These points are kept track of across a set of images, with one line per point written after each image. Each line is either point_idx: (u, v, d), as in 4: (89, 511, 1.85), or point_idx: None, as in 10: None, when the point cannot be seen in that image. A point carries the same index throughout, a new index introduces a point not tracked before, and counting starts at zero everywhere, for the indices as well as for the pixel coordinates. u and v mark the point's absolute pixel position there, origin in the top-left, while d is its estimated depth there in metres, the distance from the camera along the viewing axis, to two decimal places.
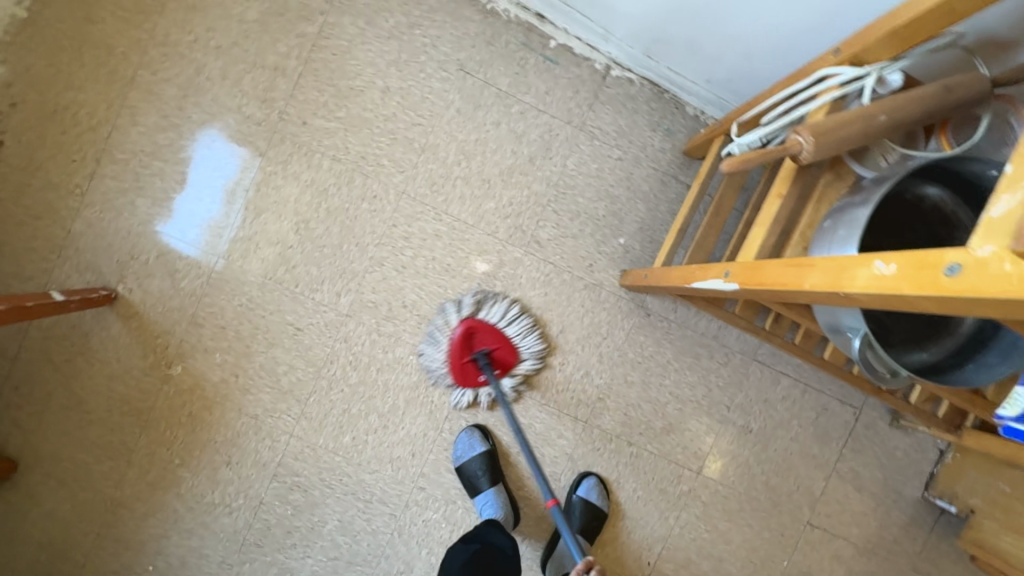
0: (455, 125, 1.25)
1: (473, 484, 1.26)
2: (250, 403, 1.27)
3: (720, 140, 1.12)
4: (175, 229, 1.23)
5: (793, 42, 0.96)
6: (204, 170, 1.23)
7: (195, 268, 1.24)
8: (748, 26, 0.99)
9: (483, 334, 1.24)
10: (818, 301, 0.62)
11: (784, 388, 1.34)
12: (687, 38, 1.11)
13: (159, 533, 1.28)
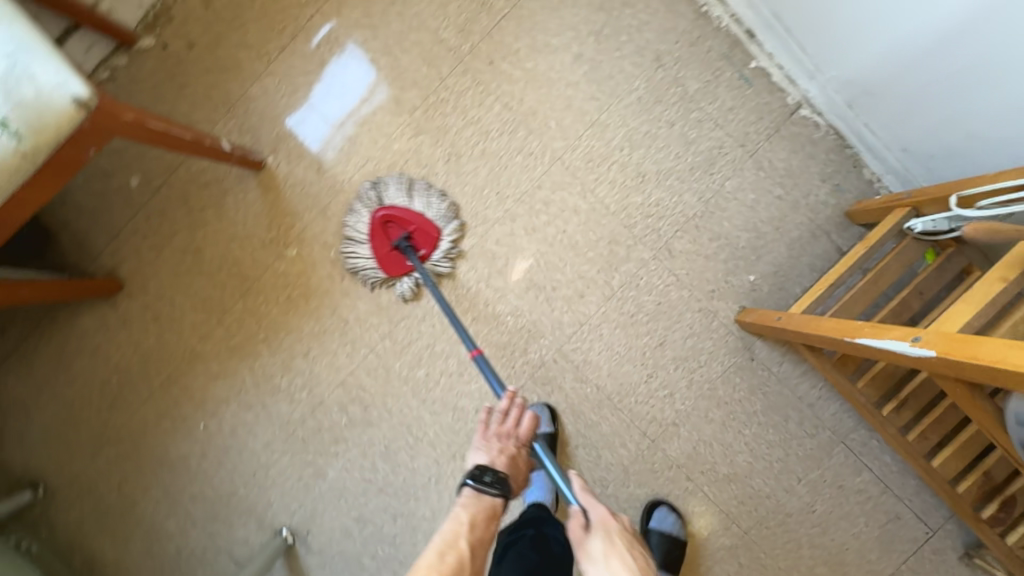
0: (630, 111, 1.24)
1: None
2: (345, 307, 1.29)
3: (903, 210, 1.06)
4: (307, 123, 1.27)
5: (1022, 143, 0.91)
6: (347, 79, 1.27)
7: (342, 164, 1.27)
8: (981, 110, 0.93)
9: (398, 220, 1.23)
10: None
11: (862, 482, 1.27)
12: (904, 99, 1.06)
13: (221, 397, 1.31)
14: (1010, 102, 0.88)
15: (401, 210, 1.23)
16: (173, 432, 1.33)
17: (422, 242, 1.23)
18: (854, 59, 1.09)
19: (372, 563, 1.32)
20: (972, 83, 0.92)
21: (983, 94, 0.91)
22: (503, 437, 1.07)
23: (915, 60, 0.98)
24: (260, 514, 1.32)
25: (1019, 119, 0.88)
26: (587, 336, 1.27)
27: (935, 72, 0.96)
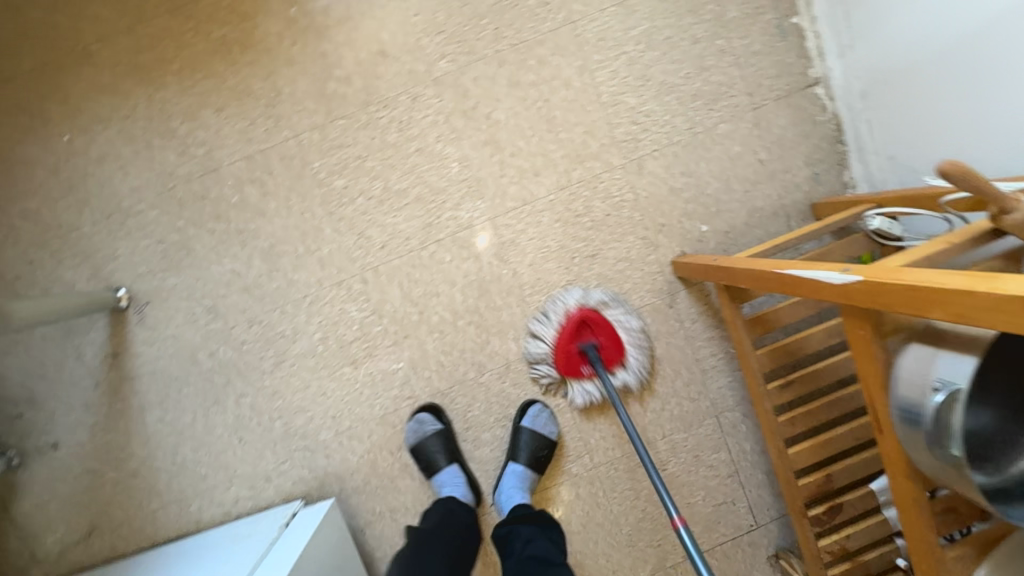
0: (662, 8, 1.15)
1: (432, 464, 1.18)
2: (283, 78, 1.12)
3: (866, 205, 1.06)
4: None
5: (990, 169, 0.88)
6: None
7: None
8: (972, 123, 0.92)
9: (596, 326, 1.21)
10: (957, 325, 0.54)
11: (717, 459, 1.29)
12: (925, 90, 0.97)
13: (99, 116, 1.11)
14: (1006, 109, 0.82)
15: (597, 314, 1.20)
16: (26, 132, 1.11)
17: (613, 351, 1.22)
18: (892, 32, 1.00)
19: (206, 362, 1.19)
20: (977, 83, 0.86)
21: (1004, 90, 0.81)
22: None
23: (951, 42, 0.88)
24: (99, 263, 1.15)
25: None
26: (525, 217, 1.18)
27: (966, 58, 0.86)
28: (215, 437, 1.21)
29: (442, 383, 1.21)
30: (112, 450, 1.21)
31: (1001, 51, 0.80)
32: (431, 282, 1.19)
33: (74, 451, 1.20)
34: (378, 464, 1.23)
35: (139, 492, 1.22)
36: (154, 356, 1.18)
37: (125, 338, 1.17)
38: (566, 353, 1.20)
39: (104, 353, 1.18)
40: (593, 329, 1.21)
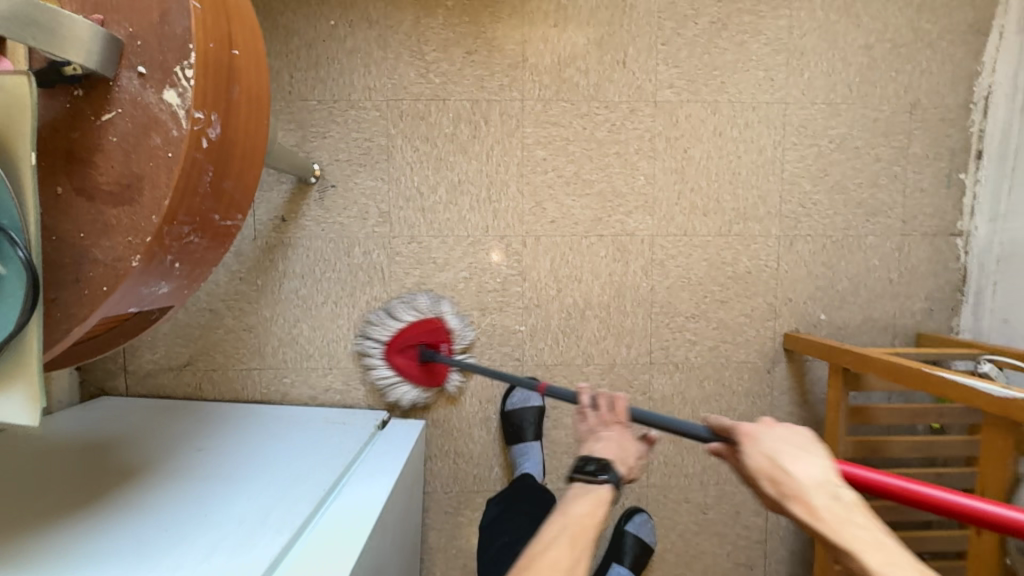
0: (863, 122, 1.30)
1: (518, 434, 1.28)
2: (532, 50, 1.25)
3: (975, 350, 1.19)
4: None
5: None
6: None
7: None
8: None
9: (415, 333, 1.23)
10: None
11: (754, 522, 1.37)
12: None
13: (368, 15, 1.23)
14: None
15: (416, 321, 1.23)
16: (300, 3, 1.21)
17: (436, 341, 1.24)
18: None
19: (358, 257, 1.27)
20: None
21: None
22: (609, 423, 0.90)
23: None
24: (308, 136, 1.24)
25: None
26: (680, 246, 1.30)
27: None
28: (335, 326, 1.29)
29: (551, 359, 1.30)
30: (241, 300, 1.27)
31: None
32: (578, 268, 1.29)
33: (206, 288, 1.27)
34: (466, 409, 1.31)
35: (245, 346, 1.28)
36: (316, 234, 1.26)
37: (300, 208, 1.26)
38: (405, 364, 1.24)
39: (276, 214, 1.26)
40: (421, 335, 1.23)
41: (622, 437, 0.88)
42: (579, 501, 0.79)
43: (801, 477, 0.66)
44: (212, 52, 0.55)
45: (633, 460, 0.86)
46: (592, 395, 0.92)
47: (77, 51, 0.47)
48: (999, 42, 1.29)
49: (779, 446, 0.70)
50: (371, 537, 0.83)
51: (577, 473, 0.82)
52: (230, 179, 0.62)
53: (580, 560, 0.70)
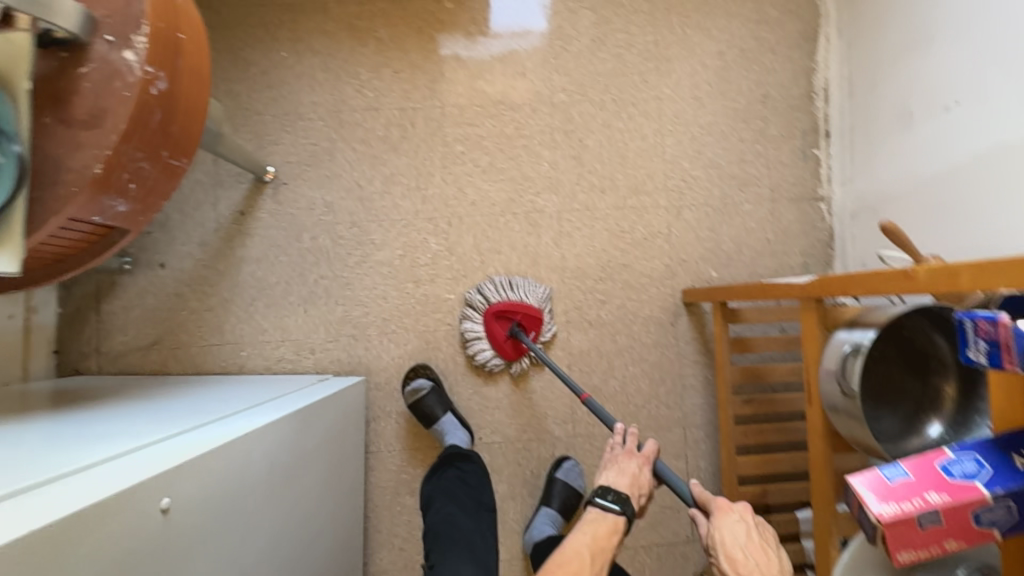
0: (725, 111, 1.57)
1: (429, 416, 1.39)
2: (449, 68, 1.53)
3: None
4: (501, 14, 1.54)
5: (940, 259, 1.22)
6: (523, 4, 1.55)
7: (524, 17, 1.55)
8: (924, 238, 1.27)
9: (507, 313, 1.44)
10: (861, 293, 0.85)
11: (675, 465, 1.50)
12: (911, 207, 1.31)
13: (312, 48, 1.51)
14: (961, 226, 1.16)
15: (516, 302, 1.44)
16: (257, 41, 1.50)
17: (530, 326, 1.44)
18: (891, 170, 1.37)
19: (307, 242, 1.48)
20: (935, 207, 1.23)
21: (972, 201, 1.14)
22: (626, 466, 1.07)
23: (928, 176, 1.25)
24: (264, 143, 1.49)
25: (996, 224, 1.08)
26: (585, 220, 1.52)
27: (949, 181, 1.20)
28: (287, 303, 1.47)
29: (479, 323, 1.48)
30: (203, 284, 1.46)
31: (960, 187, 1.17)
32: (498, 241, 1.50)
33: (174, 274, 1.46)
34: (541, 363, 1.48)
35: (207, 324, 1.45)
36: (270, 224, 1.48)
37: (256, 203, 1.48)
38: (502, 342, 1.44)
39: (235, 209, 1.48)
40: (501, 321, 1.44)
41: (636, 472, 1.06)
42: (597, 524, 0.98)
43: (626, 484, 1.04)
44: (162, 30, 0.78)
45: (644, 497, 1.04)
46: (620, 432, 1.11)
47: (64, 19, 0.70)
48: (827, 45, 1.59)
49: (630, 483, 1.04)
50: (295, 417, 0.95)
51: (596, 500, 1.01)
52: (175, 124, 0.84)
53: (596, 575, 0.90)
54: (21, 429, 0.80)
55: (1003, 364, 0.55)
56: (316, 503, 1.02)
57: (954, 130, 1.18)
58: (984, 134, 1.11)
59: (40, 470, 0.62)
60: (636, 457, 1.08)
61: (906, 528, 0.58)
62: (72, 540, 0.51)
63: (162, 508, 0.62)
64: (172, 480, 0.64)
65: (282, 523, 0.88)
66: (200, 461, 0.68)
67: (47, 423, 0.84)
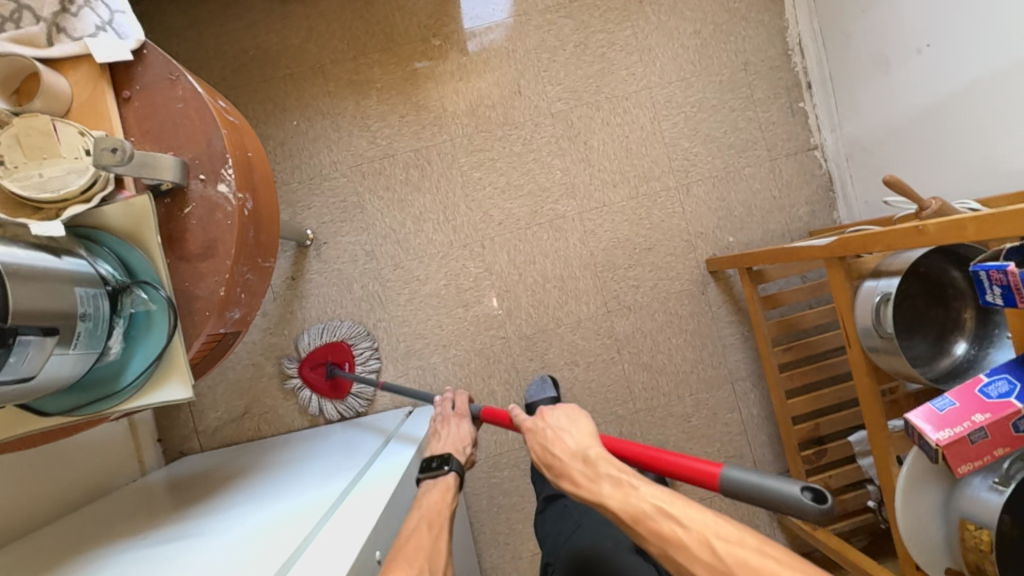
0: (712, 85, 1.67)
1: None
2: (450, 102, 1.62)
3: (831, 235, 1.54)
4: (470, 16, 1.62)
5: (936, 191, 1.34)
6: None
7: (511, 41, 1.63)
8: (917, 175, 1.39)
9: (319, 360, 1.54)
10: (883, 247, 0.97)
11: (732, 418, 1.65)
12: (902, 146, 1.42)
13: (320, 111, 1.60)
14: (953, 162, 1.28)
15: (330, 342, 1.54)
16: (268, 115, 1.59)
17: (342, 359, 1.54)
18: (878, 112, 1.48)
19: (358, 291, 1.59)
20: (922, 145, 1.35)
21: (958, 135, 1.24)
22: (451, 428, 1.06)
23: (913, 116, 1.36)
24: (297, 210, 1.59)
25: (981, 151, 1.20)
26: (604, 215, 1.64)
27: (936, 118, 1.30)
28: None
29: (529, 330, 1.62)
30: (274, 351, 1.58)
31: (942, 127, 1.28)
32: (530, 253, 1.62)
33: (246, 347, 1.58)
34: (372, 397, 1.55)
35: (287, 386, 1.58)
36: (321, 282, 1.59)
37: (303, 266, 1.59)
38: (327, 385, 1.54)
39: (286, 276, 1.59)
40: (323, 363, 1.54)
41: (457, 434, 1.04)
42: (430, 490, 0.91)
43: (563, 454, 0.86)
44: (238, 157, 0.88)
45: (469, 449, 1.02)
46: (443, 397, 1.13)
47: (166, 171, 0.80)
48: (793, 2, 1.68)
49: (573, 450, 0.85)
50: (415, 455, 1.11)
51: (427, 470, 0.94)
52: (264, 233, 0.95)
53: (439, 537, 0.80)
54: (198, 522, 0.95)
55: (1016, 303, 0.69)
56: (439, 521, 1.19)
57: (928, 70, 1.29)
58: (958, 73, 1.21)
59: (274, 560, 0.75)
60: (450, 417, 1.09)
61: (959, 446, 0.72)
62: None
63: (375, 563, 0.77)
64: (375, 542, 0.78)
65: None
66: (382, 518, 0.83)
67: (223, 510, 0.97)
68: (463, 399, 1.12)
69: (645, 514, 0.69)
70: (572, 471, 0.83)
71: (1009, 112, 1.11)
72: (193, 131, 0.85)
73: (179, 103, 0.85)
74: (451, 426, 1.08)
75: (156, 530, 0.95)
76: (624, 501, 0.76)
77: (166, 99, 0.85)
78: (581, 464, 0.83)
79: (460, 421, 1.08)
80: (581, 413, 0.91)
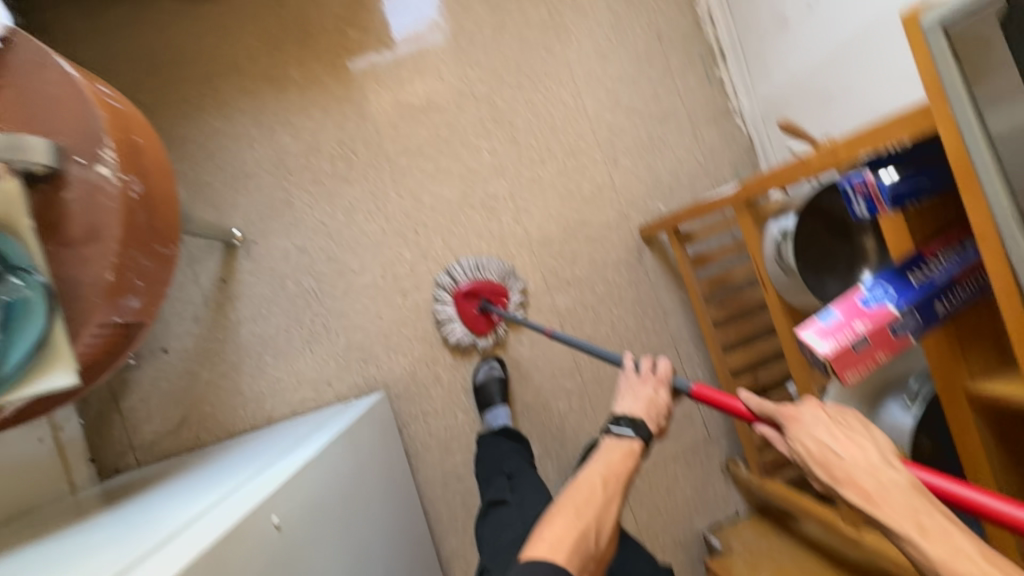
0: (630, 59, 1.71)
1: (487, 401, 1.53)
2: (371, 90, 1.62)
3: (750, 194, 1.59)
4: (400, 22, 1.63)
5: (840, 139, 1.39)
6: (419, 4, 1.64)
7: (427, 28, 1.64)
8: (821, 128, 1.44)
9: (477, 291, 1.57)
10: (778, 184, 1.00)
11: (678, 383, 1.67)
12: (806, 101, 1.48)
13: (238, 109, 1.58)
14: (849, 109, 1.33)
15: (486, 280, 1.57)
16: (184, 117, 1.56)
17: (497, 298, 1.58)
18: (782, 71, 1.53)
19: (293, 287, 1.57)
20: (823, 97, 1.40)
21: (852, 82, 1.30)
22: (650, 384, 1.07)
23: (812, 71, 1.42)
24: (222, 211, 1.56)
25: (872, 95, 1.25)
26: (536, 193, 1.65)
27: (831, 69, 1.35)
28: (292, 348, 1.56)
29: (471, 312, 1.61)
30: (209, 356, 1.54)
31: (836, 77, 1.34)
32: (465, 235, 1.62)
33: (179, 355, 1.53)
34: (505, 339, 1.63)
35: (225, 391, 1.53)
36: (253, 282, 1.56)
37: (233, 266, 1.55)
38: (472, 317, 1.57)
39: (216, 278, 1.55)
40: (473, 300, 1.57)
41: (652, 396, 1.05)
42: (612, 450, 0.99)
43: (851, 459, 0.73)
44: (120, 139, 0.86)
45: (663, 418, 1.04)
46: (634, 357, 1.11)
47: (37, 153, 0.77)
48: None
49: (869, 461, 0.72)
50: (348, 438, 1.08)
51: (613, 428, 1.01)
52: (158, 218, 0.93)
53: (609, 500, 0.90)
54: (111, 518, 0.91)
55: (878, 211, 0.73)
56: (381, 512, 1.13)
57: (818, 24, 1.34)
58: (844, 23, 1.26)
59: (162, 532, 0.71)
60: (655, 379, 1.07)
61: (845, 353, 0.75)
62: (224, 559, 0.61)
63: (273, 526, 0.72)
64: (272, 504, 0.74)
65: (365, 527, 1.02)
66: (286, 487, 0.79)
67: (141, 506, 0.94)
68: (663, 367, 1.09)
69: (888, 516, 0.67)
70: (865, 482, 0.70)
71: (890, 53, 1.17)
72: (66, 113, 0.83)
73: (50, 86, 0.83)
74: (644, 388, 1.07)
75: (71, 529, 0.91)
76: (878, 505, 0.68)
77: (37, 82, 0.83)
78: (869, 481, 0.70)
79: (659, 386, 1.07)
80: (853, 413, 0.78)
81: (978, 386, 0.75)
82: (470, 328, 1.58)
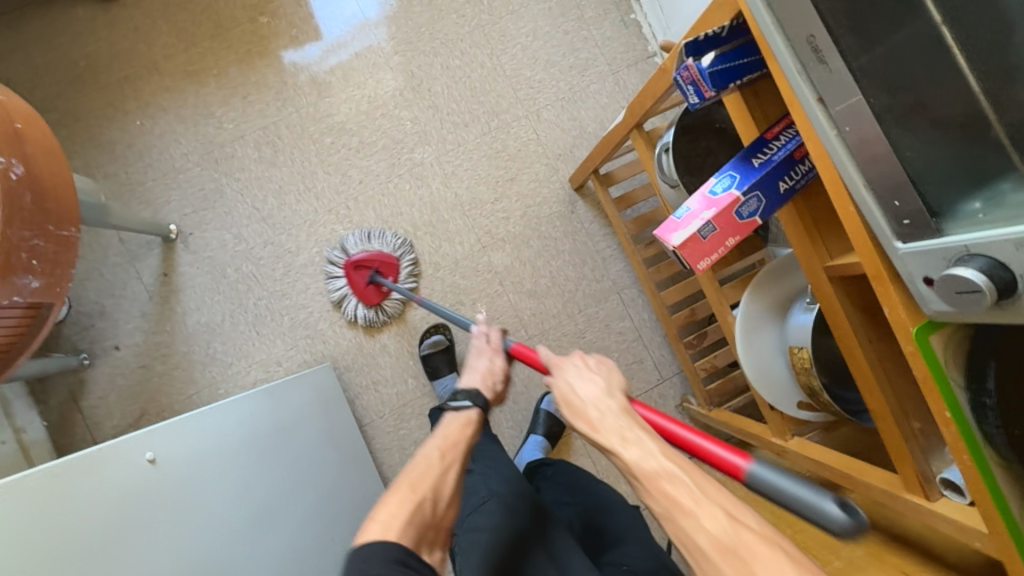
0: (542, 13, 1.72)
1: (435, 372, 1.59)
2: (289, 74, 1.65)
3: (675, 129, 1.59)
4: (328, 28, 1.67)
5: None
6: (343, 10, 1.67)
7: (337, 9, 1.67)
8: None
9: (366, 263, 1.57)
10: (653, 101, 1.02)
11: (624, 328, 1.68)
12: None
13: (162, 107, 1.62)
14: None
15: (366, 253, 1.58)
16: (111, 120, 1.60)
17: (387, 270, 1.58)
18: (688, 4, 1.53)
19: (233, 274, 1.61)
20: None
21: None
22: (496, 366, 1.08)
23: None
24: (157, 207, 1.60)
25: None
26: (462, 155, 1.67)
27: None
28: (239, 332, 1.60)
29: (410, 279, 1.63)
30: (161, 349, 1.58)
31: None
32: (396, 205, 1.64)
33: (131, 350, 1.58)
34: (403, 311, 1.63)
35: (179, 380, 1.58)
36: (194, 272, 1.60)
37: (174, 260, 1.60)
38: (363, 290, 1.58)
39: (158, 273, 1.59)
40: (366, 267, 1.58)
41: (489, 367, 1.07)
42: (452, 423, 0.98)
43: (587, 398, 0.78)
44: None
45: (499, 384, 1.07)
46: (484, 326, 1.11)
47: None
48: None
49: (596, 397, 0.78)
50: (259, 400, 1.29)
51: (449, 404, 1.00)
52: (49, 201, 0.96)
53: (446, 471, 0.91)
54: None
55: (704, 94, 0.73)
56: (285, 468, 1.27)
57: None
58: None
59: None
60: (491, 350, 1.09)
61: (693, 244, 0.76)
62: (71, 480, 1.00)
63: (148, 460, 1.10)
64: (151, 445, 1.12)
65: (269, 474, 1.24)
66: (161, 432, 1.14)
67: None
68: (497, 335, 1.11)
69: (612, 446, 0.72)
70: (591, 414, 0.76)
71: None
72: None
73: None
74: (482, 360, 1.09)
75: None
76: (624, 455, 0.71)
77: None
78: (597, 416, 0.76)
79: (500, 359, 1.09)
80: (613, 369, 0.82)
81: (837, 263, 0.75)
82: (363, 300, 1.59)
